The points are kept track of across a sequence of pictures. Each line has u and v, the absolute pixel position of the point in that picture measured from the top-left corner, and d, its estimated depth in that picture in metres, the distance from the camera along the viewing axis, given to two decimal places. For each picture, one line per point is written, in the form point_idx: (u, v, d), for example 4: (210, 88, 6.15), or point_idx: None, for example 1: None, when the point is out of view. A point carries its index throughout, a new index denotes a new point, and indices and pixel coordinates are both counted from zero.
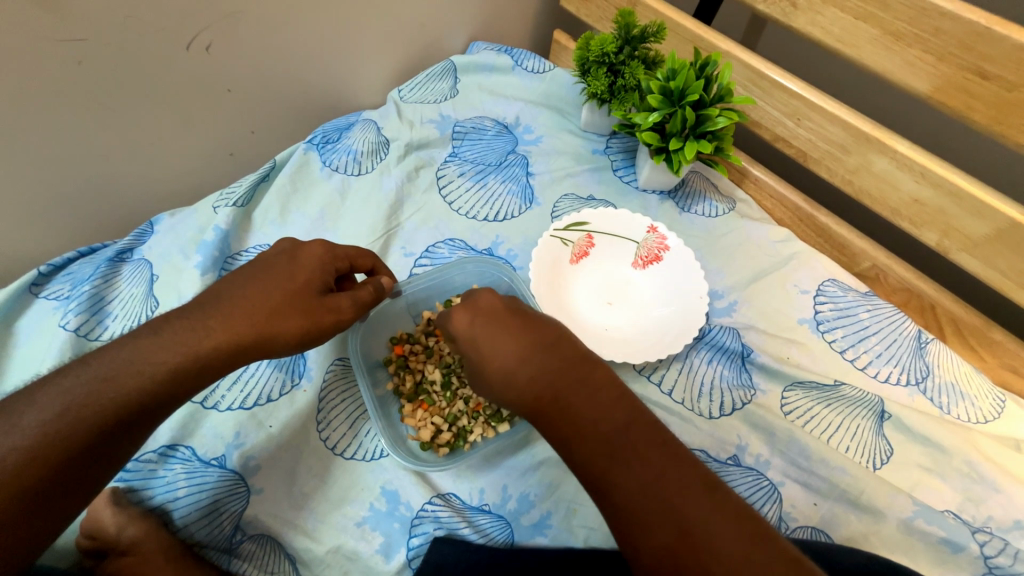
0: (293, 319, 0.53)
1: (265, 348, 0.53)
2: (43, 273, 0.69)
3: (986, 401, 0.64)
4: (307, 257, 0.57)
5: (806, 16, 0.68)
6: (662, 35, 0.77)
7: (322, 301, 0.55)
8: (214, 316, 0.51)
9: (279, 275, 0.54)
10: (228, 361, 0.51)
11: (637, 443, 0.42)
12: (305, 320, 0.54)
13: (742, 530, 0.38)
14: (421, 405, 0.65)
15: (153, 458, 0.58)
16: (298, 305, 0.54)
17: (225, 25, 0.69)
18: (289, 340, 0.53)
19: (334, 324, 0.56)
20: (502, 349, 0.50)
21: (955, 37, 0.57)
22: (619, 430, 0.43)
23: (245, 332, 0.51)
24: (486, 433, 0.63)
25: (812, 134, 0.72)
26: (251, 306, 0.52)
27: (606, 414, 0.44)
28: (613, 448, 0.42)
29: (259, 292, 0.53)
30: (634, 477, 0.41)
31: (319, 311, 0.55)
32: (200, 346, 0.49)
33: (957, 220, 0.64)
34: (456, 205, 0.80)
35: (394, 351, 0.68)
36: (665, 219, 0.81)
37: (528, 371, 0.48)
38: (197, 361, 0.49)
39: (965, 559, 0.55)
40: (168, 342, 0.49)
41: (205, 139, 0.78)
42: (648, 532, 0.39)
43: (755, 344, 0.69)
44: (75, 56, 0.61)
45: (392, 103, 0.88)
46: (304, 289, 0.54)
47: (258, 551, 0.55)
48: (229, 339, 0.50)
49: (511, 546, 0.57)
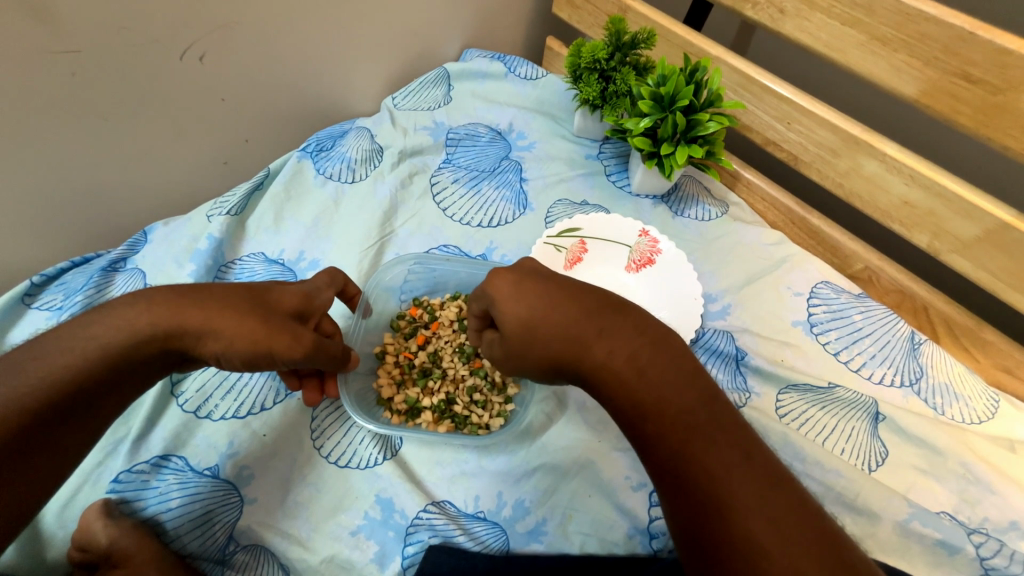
0: (249, 324, 0.50)
1: (205, 344, 0.50)
2: (35, 284, 0.69)
3: (980, 402, 0.65)
4: (284, 290, 0.56)
5: (793, 23, 0.69)
6: (652, 41, 0.78)
7: (287, 322, 0.53)
8: (164, 295, 0.50)
9: (251, 289, 0.54)
10: (167, 342, 0.49)
11: (698, 422, 0.41)
12: (259, 330, 0.51)
13: (797, 525, 0.38)
14: (399, 366, 0.68)
15: (145, 469, 0.57)
16: (257, 315, 0.51)
17: (218, 37, 0.69)
18: (231, 343, 0.50)
19: (289, 350, 0.52)
20: (552, 312, 0.47)
21: (940, 42, 0.58)
22: (685, 414, 0.42)
23: (190, 317, 0.49)
24: (433, 426, 0.64)
25: (802, 137, 0.73)
26: (211, 300, 0.50)
27: (672, 395, 0.43)
28: (677, 432, 0.41)
29: (224, 292, 0.52)
30: (696, 456, 0.40)
31: (275, 325, 0.52)
32: (136, 323, 0.48)
33: (947, 222, 0.65)
34: (450, 211, 0.80)
35: (409, 310, 0.73)
36: (658, 223, 0.81)
37: (589, 344, 0.45)
38: (126, 338, 0.48)
39: (961, 561, 0.54)
40: (107, 318, 0.48)
41: (198, 148, 0.78)
42: (701, 514, 0.39)
43: (749, 346, 0.69)
44: (69, 68, 0.61)
45: (386, 109, 0.89)
46: (270, 307, 0.53)
47: (251, 562, 0.55)
48: (169, 322, 0.49)
49: (507, 554, 0.56)
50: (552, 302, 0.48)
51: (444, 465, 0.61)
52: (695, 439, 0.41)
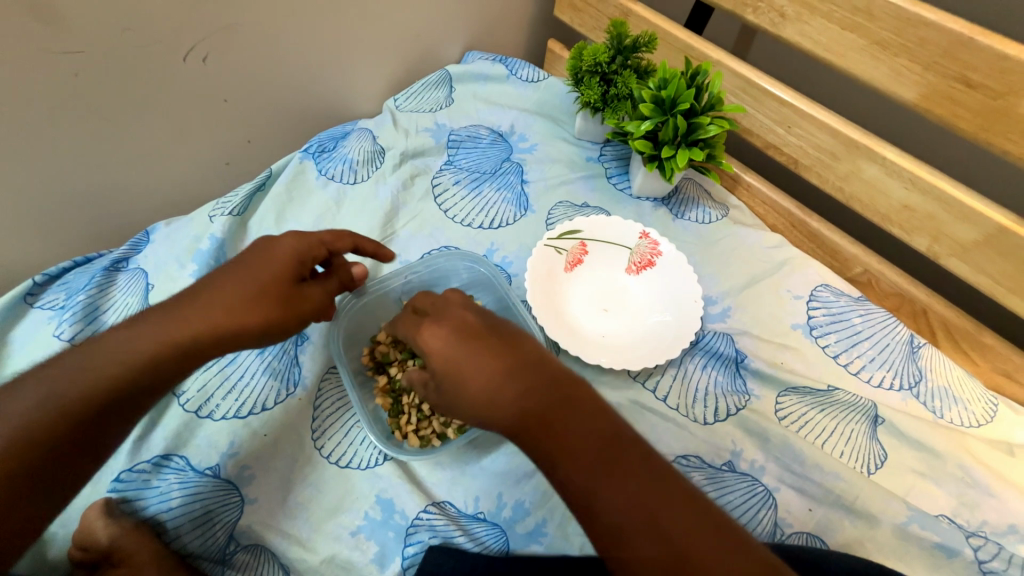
0: (269, 309, 0.53)
1: (241, 339, 0.53)
2: (38, 283, 0.69)
3: (979, 405, 0.65)
4: (283, 250, 0.56)
5: (793, 27, 0.69)
6: (653, 44, 0.78)
7: (300, 291, 0.55)
8: (184, 309, 0.51)
9: (252, 267, 0.54)
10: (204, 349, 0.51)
11: (620, 468, 0.42)
12: (282, 309, 0.54)
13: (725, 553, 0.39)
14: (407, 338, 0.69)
15: (147, 468, 0.57)
16: (274, 295, 0.53)
17: (222, 38, 0.70)
18: (264, 328, 0.53)
19: (311, 311, 0.56)
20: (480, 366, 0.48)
21: (939, 47, 0.58)
22: (608, 459, 0.42)
23: (216, 321, 0.51)
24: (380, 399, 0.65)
25: (803, 141, 0.73)
26: (228, 298, 0.52)
27: (595, 442, 0.43)
28: (602, 479, 0.42)
29: (232, 284, 0.53)
30: (621, 502, 0.41)
31: (293, 300, 0.55)
32: (172, 339, 0.50)
33: (946, 226, 0.65)
34: (452, 212, 0.81)
35: None
36: (658, 226, 0.81)
37: (514, 399, 0.46)
38: (171, 357, 0.50)
39: (959, 564, 0.55)
40: (137, 334, 0.49)
41: (201, 149, 0.78)
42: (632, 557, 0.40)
43: (748, 349, 0.69)
44: (73, 69, 0.62)
45: (388, 111, 0.89)
46: (280, 281, 0.54)
47: (252, 562, 0.55)
48: (203, 331, 0.51)
49: (506, 555, 0.56)
50: (479, 356, 0.48)
51: (443, 466, 0.62)
52: (618, 484, 0.41)
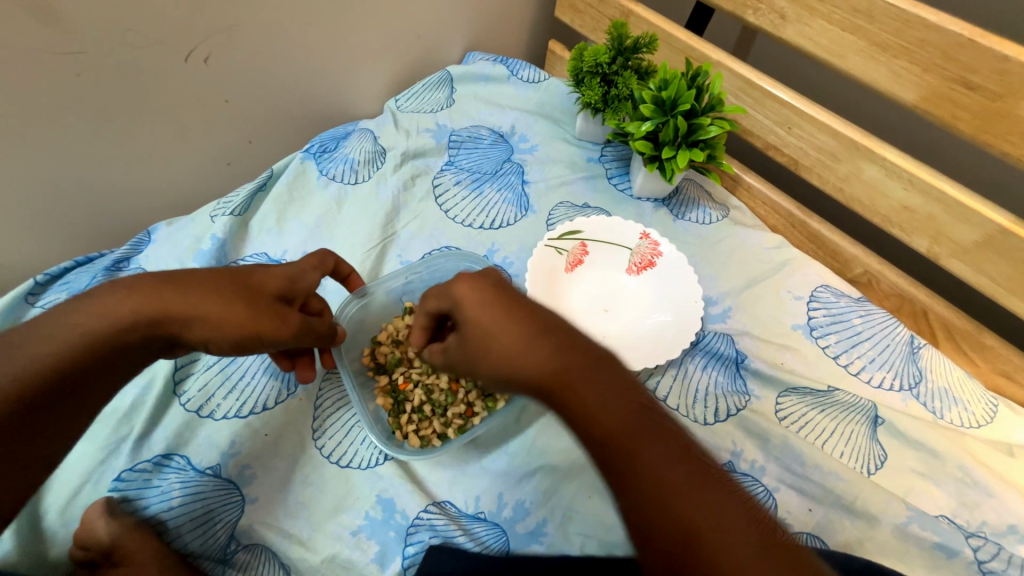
0: (230, 309, 0.51)
1: (191, 329, 0.51)
2: (39, 283, 0.69)
3: (979, 406, 0.65)
4: (274, 272, 0.56)
5: (793, 28, 0.69)
6: (654, 46, 0.78)
7: (271, 306, 0.53)
8: (148, 282, 0.51)
9: (235, 273, 0.54)
10: (150, 328, 0.50)
11: (647, 433, 0.41)
12: (243, 315, 0.52)
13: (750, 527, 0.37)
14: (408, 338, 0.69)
15: (147, 467, 0.57)
16: (241, 299, 0.52)
17: (223, 39, 0.70)
18: (215, 326, 0.51)
19: (276, 332, 0.53)
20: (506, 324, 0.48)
21: (938, 48, 0.58)
22: (629, 425, 0.42)
23: (172, 304, 0.50)
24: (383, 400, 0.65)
25: (803, 142, 0.73)
26: (193, 285, 0.51)
27: (616, 410, 0.42)
28: (628, 442, 0.41)
29: (207, 277, 0.53)
30: (648, 468, 0.39)
31: (262, 310, 0.53)
32: (120, 309, 0.49)
33: (947, 227, 0.65)
34: (453, 213, 0.81)
35: None
36: (659, 226, 0.81)
37: (538, 355, 0.46)
38: (110, 327, 0.48)
39: (959, 564, 0.55)
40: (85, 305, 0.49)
41: (201, 149, 0.79)
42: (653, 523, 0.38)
43: (749, 350, 0.69)
44: (75, 69, 0.62)
45: (389, 112, 0.89)
46: (254, 291, 0.53)
47: (252, 561, 0.55)
48: (151, 308, 0.50)
49: (507, 555, 0.56)
50: (511, 315, 0.49)
51: (443, 466, 0.62)
52: (644, 449, 0.40)
